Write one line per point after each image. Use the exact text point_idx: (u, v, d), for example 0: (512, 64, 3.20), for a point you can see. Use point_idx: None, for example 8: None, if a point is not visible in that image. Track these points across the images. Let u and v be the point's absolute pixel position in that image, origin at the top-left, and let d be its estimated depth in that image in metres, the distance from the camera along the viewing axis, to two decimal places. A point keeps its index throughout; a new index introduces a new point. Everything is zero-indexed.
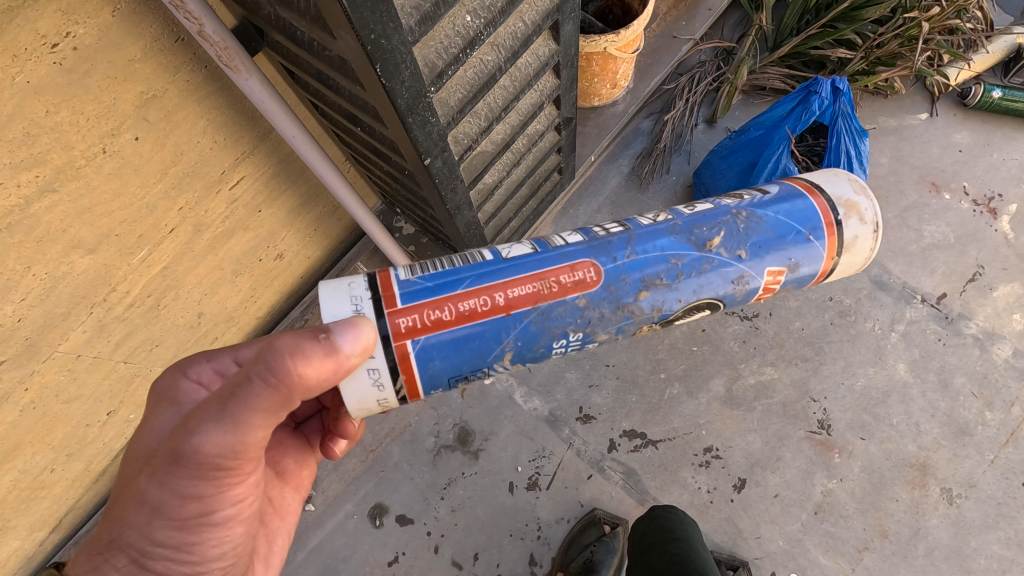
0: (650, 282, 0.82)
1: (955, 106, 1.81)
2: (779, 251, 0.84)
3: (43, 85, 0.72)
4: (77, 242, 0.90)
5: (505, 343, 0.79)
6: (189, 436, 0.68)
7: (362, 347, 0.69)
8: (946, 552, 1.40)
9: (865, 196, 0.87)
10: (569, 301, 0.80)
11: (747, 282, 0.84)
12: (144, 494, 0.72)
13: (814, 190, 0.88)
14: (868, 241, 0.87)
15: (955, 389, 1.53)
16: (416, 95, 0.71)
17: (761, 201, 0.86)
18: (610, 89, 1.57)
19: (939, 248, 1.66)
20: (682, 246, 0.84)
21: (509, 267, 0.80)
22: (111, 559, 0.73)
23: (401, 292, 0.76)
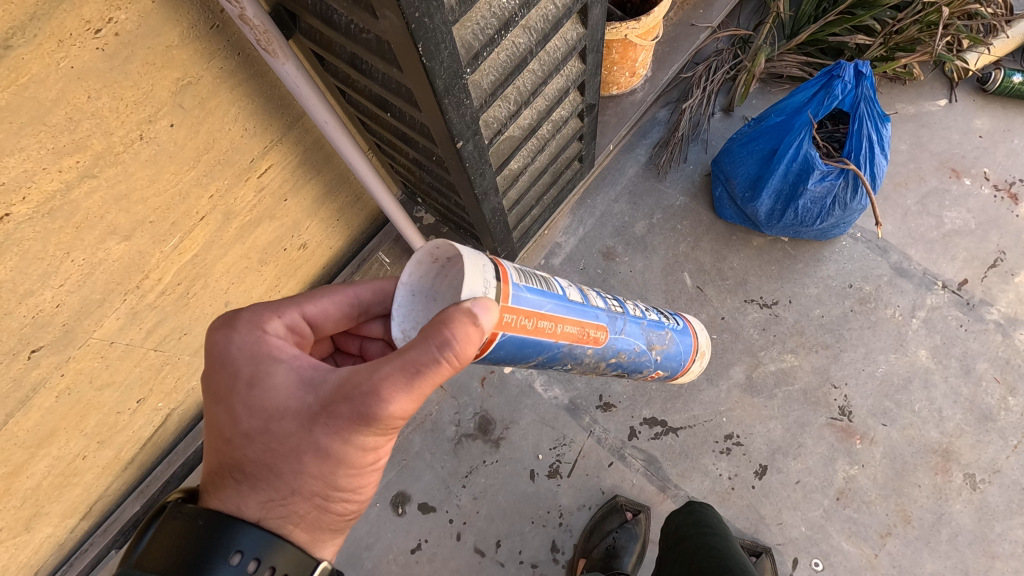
0: (620, 354, 0.99)
1: (974, 92, 1.81)
2: (672, 362, 1.15)
3: (86, 70, 0.74)
4: (113, 229, 0.91)
5: (540, 357, 0.83)
6: (381, 403, 0.61)
7: (496, 323, 0.65)
8: (969, 538, 1.40)
9: (708, 352, 1.28)
10: (585, 349, 0.89)
11: (647, 373, 1.11)
12: (323, 453, 0.65)
13: (694, 330, 1.25)
14: (698, 374, 1.30)
15: (977, 375, 1.53)
16: (453, 75, 0.73)
17: (677, 327, 1.16)
18: (629, 78, 1.57)
19: (960, 234, 1.66)
20: (642, 336, 1.03)
21: (570, 307, 0.84)
22: (292, 507, 0.66)
23: (514, 291, 0.73)
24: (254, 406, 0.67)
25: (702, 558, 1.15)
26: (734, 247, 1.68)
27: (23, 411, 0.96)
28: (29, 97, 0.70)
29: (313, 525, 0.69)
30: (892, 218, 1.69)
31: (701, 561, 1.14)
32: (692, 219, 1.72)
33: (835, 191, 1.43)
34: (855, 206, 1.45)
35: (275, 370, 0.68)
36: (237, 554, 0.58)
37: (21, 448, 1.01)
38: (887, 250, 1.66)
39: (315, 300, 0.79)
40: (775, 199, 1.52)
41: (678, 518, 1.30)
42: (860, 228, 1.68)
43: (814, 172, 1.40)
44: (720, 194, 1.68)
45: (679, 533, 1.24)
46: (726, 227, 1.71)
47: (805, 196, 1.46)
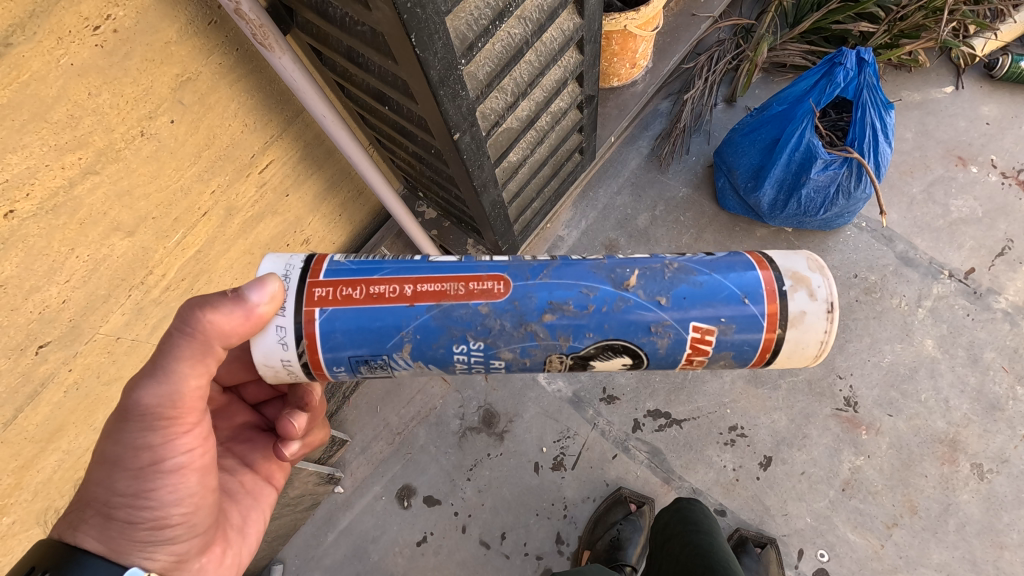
0: (557, 306, 0.75)
1: (981, 78, 1.79)
2: (709, 307, 0.74)
3: (86, 67, 0.75)
4: (117, 225, 0.92)
5: (403, 332, 0.75)
6: (131, 392, 0.74)
7: (270, 297, 0.72)
8: (977, 528, 1.39)
9: (821, 272, 0.74)
10: (473, 306, 0.75)
11: (668, 332, 0.74)
12: (101, 454, 0.76)
13: (758, 254, 0.77)
14: (819, 321, 0.73)
15: (985, 364, 1.51)
16: (448, 66, 0.74)
17: (699, 258, 0.76)
18: (629, 69, 1.56)
19: (967, 222, 1.64)
20: (599, 280, 0.76)
21: (428, 267, 0.77)
22: (81, 516, 0.75)
23: (327, 267, 0.77)
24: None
25: (690, 558, 1.13)
26: (738, 238, 1.67)
27: (32, 406, 0.97)
28: (30, 94, 0.71)
29: (104, 534, 0.74)
30: (897, 207, 1.67)
31: (690, 562, 1.12)
32: (695, 211, 1.71)
33: (839, 180, 1.42)
34: (859, 194, 1.44)
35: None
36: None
37: (30, 443, 1.01)
38: (893, 240, 1.64)
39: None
40: (779, 189, 1.51)
41: (666, 516, 1.28)
42: (866, 218, 1.67)
43: (817, 161, 1.39)
44: (723, 185, 1.67)
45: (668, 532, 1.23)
46: (729, 218, 1.70)
47: (809, 185, 1.45)
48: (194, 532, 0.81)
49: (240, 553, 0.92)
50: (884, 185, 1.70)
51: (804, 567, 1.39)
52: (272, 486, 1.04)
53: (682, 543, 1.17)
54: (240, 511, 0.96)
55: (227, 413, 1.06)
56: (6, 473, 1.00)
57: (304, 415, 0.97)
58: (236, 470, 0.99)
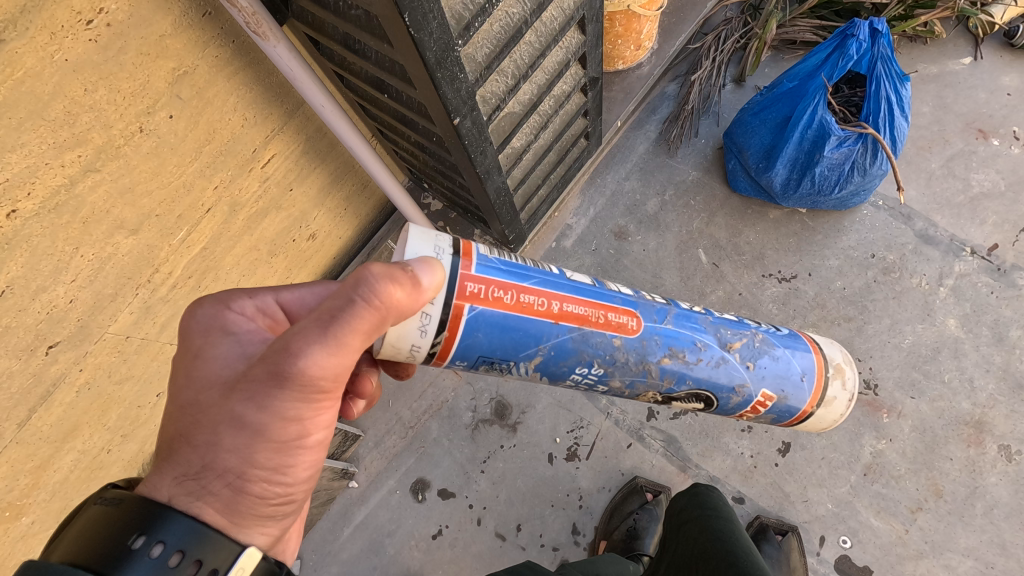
0: (675, 352, 0.83)
1: (1000, 47, 1.73)
2: (776, 378, 0.88)
3: (81, 62, 0.74)
4: (120, 223, 0.91)
5: (541, 347, 0.77)
6: (295, 357, 0.61)
7: (437, 283, 0.66)
8: (1006, 511, 1.35)
9: (851, 365, 0.93)
10: (608, 337, 0.80)
11: (745, 393, 0.88)
12: (238, 419, 0.64)
13: (813, 340, 0.93)
14: (842, 405, 0.92)
15: (1011, 343, 1.47)
16: (444, 48, 0.72)
17: (775, 332, 0.91)
18: (634, 51, 1.53)
19: (989, 197, 1.59)
20: (707, 335, 0.86)
21: (570, 286, 0.79)
22: (204, 486, 0.63)
23: (478, 260, 0.73)
24: (195, 373, 0.70)
25: (706, 542, 1.09)
26: (750, 221, 1.64)
27: (45, 407, 0.96)
28: (25, 91, 0.71)
29: (230, 508, 0.65)
30: (915, 183, 1.63)
31: (705, 546, 1.08)
32: (705, 194, 1.68)
33: (854, 156, 1.38)
34: (875, 170, 1.40)
35: (221, 344, 0.72)
36: (157, 545, 0.55)
37: (45, 444, 1.01)
38: (912, 217, 1.59)
39: (291, 289, 0.80)
40: (791, 168, 1.47)
41: (681, 500, 1.25)
42: (882, 196, 1.62)
43: (830, 138, 1.35)
44: (733, 167, 1.63)
45: (685, 516, 1.20)
46: (742, 200, 1.66)
47: (822, 163, 1.41)
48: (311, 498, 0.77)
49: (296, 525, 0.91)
50: (901, 161, 1.65)
51: (826, 554, 1.37)
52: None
53: (702, 525, 1.14)
54: None
55: None
56: (22, 474, 0.99)
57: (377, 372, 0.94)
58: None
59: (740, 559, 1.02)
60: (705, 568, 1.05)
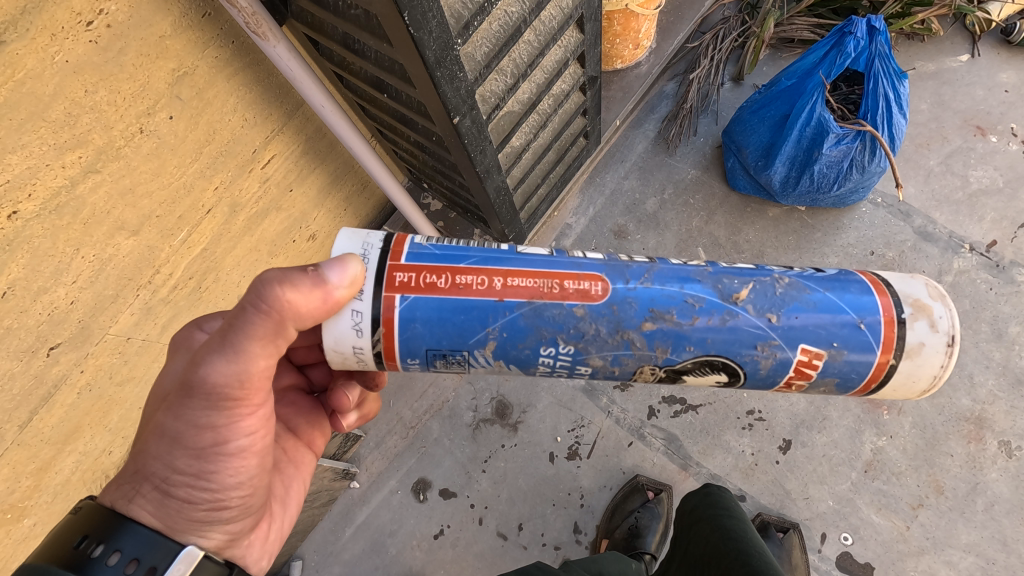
0: (659, 315, 0.75)
1: (997, 45, 1.73)
2: (819, 328, 0.74)
3: (81, 63, 0.74)
4: (121, 224, 0.91)
5: (489, 330, 0.75)
6: (197, 366, 0.70)
7: (349, 281, 0.70)
8: (1007, 506, 1.36)
9: (942, 302, 0.75)
10: (569, 307, 0.75)
11: (773, 352, 0.75)
12: (161, 428, 0.73)
13: (871, 274, 0.78)
14: (937, 355, 0.74)
15: (1010, 339, 1.47)
16: (444, 46, 0.72)
17: (811, 275, 0.77)
18: (633, 50, 1.53)
19: (987, 193, 1.60)
20: (705, 291, 0.76)
21: (515, 260, 0.77)
22: (136, 489, 0.72)
23: (408, 250, 0.76)
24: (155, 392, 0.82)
25: (717, 539, 1.07)
26: (750, 219, 1.64)
27: (47, 408, 0.96)
28: (26, 93, 0.71)
29: (160, 510, 0.72)
30: (914, 180, 1.63)
31: (717, 544, 1.06)
32: (704, 192, 1.68)
33: (852, 154, 1.39)
34: (874, 168, 1.40)
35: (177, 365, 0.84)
36: (114, 554, 0.65)
37: (47, 446, 1.01)
38: (911, 215, 1.60)
39: None
40: (790, 166, 1.47)
41: (693, 500, 1.23)
42: (881, 193, 1.63)
43: (829, 135, 1.35)
44: (732, 165, 1.64)
45: (698, 513, 1.18)
46: (741, 198, 1.66)
47: (822, 161, 1.41)
48: (252, 502, 0.81)
49: (283, 527, 0.93)
50: (900, 158, 1.66)
51: (827, 551, 1.37)
52: (313, 451, 1.04)
53: (717, 523, 1.11)
54: (283, 481, 0.96)
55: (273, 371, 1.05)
56: (23, 476, 0.99)
57: (357, 387, 1.03)
58: (283, 436, 0.99)
59: (753, 557, 0.99)
60: (717, 566, 1.02)
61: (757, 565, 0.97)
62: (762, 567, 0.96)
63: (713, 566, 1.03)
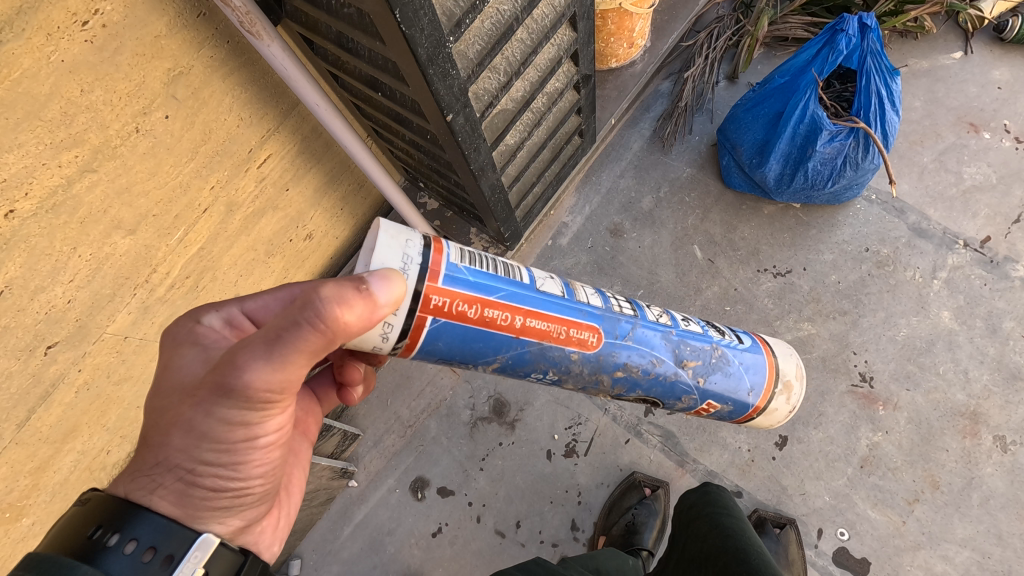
0: (629, 367, 0.89)
1: (990, 42, 1.74)
2: (726, 390, 0.96)
3: (77, 63, 0.75)
4: (118, 223, 0.92)
5: (500, 356, 0.81)
6: (238, 371, 0.63)
7: (394, 299, 0.66)
8: (1002, 501, 1.36)
9: (801, 381, 1.00)
10: (567, 352, 0.84)
11: (689, 400, 0.95)
12: (189, 422, 0.68)
13: (772, 354, 0.99)
14: (783, 414, 1.01)
15: (1004, 334, 1.48)
16: (436, 44, 0.73)
17: (734, 349, 0.96)
18: (627, 49, 1.54)
19: (981, 190, 1.61)
20: (665, 354, 0.91)
21: (537, 301, 0.81)
22: (157, 481, 0.68)
23: (445, 272, 0.73)
24: (162, 380, 0.73)
25: (715, 538, 1.03)
26: (745, 217, 1.65)
27: (45, 407, 0.97)
28: (22, 92, 0.71)
29: (184, 500, 0.68)
30: (908, 177, 1.64)
31: (714, 542, 1.02)
32: (700, 190, 1.69)
33: (845, 151, 1.39)
34: (867, 165, 1.41)
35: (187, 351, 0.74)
36: (131, 542, 0.61)
37: (45, 444, 1.01)
38: (905, 211, 1.61)
39: (255, 298, 0.80)
40: (784, 163, 1.48)
41: (691, 498, 1.19)
42: (876, 190, 1.63)
43: (822, 132, 1.36)
44: (727, 163, 1.64)
45: (697, 510, 1.14)
46: (736, 196, 1.67)
47: (815, 158, 1.42)
48: (269, 492, 0.80)
49: (291, 513, 0.92)
50: (894, 155, 1.66)
51: (824, 546, 1.37)
52: (307, 438, 1.01)
53: (718, 522, 1.07)
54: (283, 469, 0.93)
55: None
56: (22, 475, 1.00)
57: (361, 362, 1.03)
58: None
59: (751, 554, 0.96)
60: (714, 564, 0.99)
61: (755, 563, 0.93)
62: (761, 565, 0.93)
63: (710, 564, 0.99)
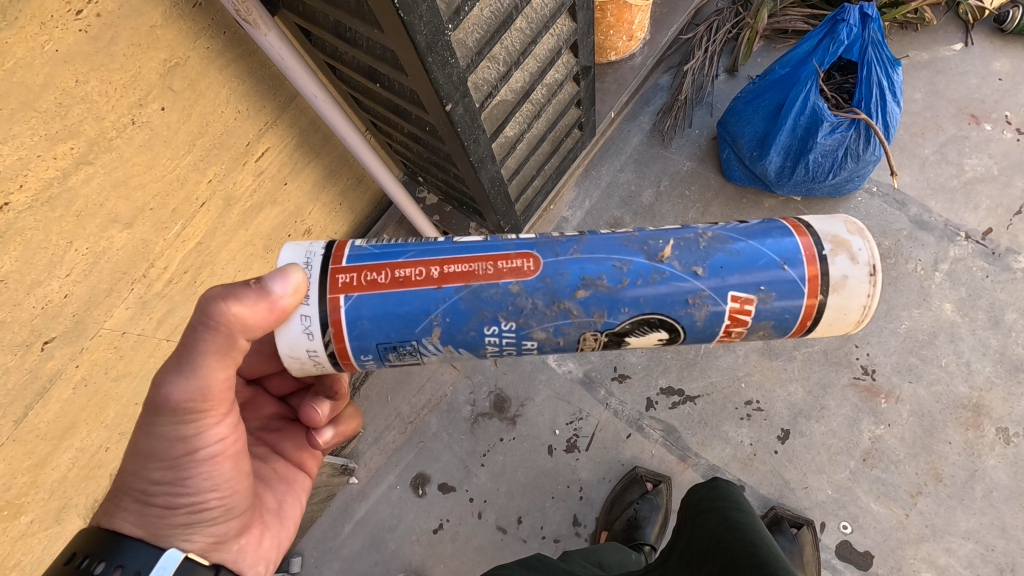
0: (591, 282, 0.79)
1: (991, 34, 1.74)
2: (745, 275, 0.78)
3: (72, 53, 0.74)
4: (114, 217, 0.91)
5: (432, 316, 0.78)
6: (160, 388, 0.72)
7: (293, 289, 0.72)
8: (1006, 493, 1.36)
9: (860, 236, 0.78)
10: (505, 285, 0.79)
11: (705, 303, 0.78)
12: (135, 445, 0.75)
13: (795, 219, 0.82)
14: (861, 285, 0.77)
15: (1007, 326, 1.48)
16: (435, 31, 0.72)
17: (734, 227, 0.81)
18: (627, 42, 1.54)
19: (982, 181, 1.60)
20: (633, 254, 0.80)
21: (452, 249, 0.80)
22: (118, 505, 0.74)
23: (349, 252, 0.80)
24: None
25: (725, 530, 0.93)
26: (746, 210, 1.64)
27: (42, 403, 0.96)
28: (16, 82, 0.71)
29: (143, 520, 0.74)
30: (909, 169, 1.63)
31: (723, 535, 0.92)
32: (700, 184, 1.68)
33: (847, 143, 1.39)
34: (869, 156, 1.40)
35: None
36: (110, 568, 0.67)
37: (43, 441, 1.00)
38: (906, 203, 1.60)
39: None
40: (785, 156, 1.47)
41: (699, 492, 1.11)
42: (877, 182, 1.63)
43: (823, 124, 1.35)
44: (728, 156, 1.64)
45: (705, 503, 1.05)
46: (736, 189, 1.67)
47: (816, 150, 1.41)
48: (234, 508, 0.80)
49: (279, 535, 0.91)
50: (895, 147, 1.66)
51: (827, 540, 1.37)
52: (306, 474, 1.03)
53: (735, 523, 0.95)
54: (275, 496, 0.95)
55: (255, 405, 1.07)
56: (19, 472, 0.99)
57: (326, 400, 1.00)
58: (269, 458, 0.99)
59: (762, 548, 0.86)
60: (722, 557, 0.88)
61: (766, 556, 0.84)
62: (773, 558, 0.83)
63: (718, 556, 0.89)
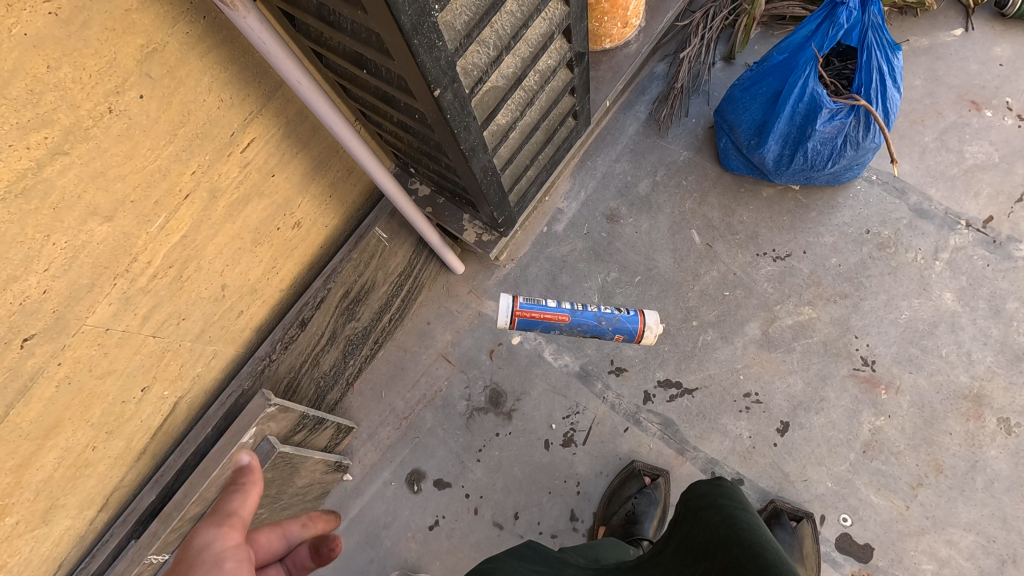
0: (580, 324, 1.33)
1: (991, 19, 1.71)
2: (616, 322, 1.35)
3: (42, 37, 0.71)
4: (93, 209, 0.88)
5: (541, 327, 1.35)
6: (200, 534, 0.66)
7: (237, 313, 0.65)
8: (1007, 484, 1.34)
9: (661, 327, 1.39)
10: (547, 319, 1.32)
11: (607, 324, 1.34)
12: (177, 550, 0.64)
13: (642, 313, 1.37)
14: (657, 327, 1.40)
15: (1008, 315, 1.46)
16: (420, 13, 0.69)
17: (624, 314, 1.36)
18: (621, 29, 1.51)
19: (983, 168, 1.58)
20: (588, 316, 1.34)
21: (552, 309, 1.32)
22: None
23: (523, 303, 1.31)
24: None
25: (729, 528, 0.89)
26: (744, 200, 1.62)
27: (24, 402, 0.92)
28: None
29: None
30: (909, 157, 1.61)
31: (726, 533, 0.88)
32: (697, 173, 1.66)
33: (846, 130, 1.36)
34: (868, 144, 1.38)
35: None
36: None
37: (27, 441, 0.96)
38: (906, 192, 1.58)
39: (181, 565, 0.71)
40: (783, 144, 1.45)
41: (700, 488, 1.06)
42: (876, 170, 1.60)
43: (822, 110, 1.33)
44: (725, 145, 1.61)
45: (709, 500, 1.00)
46: (734, 179, 1.64)
47: (815, 138, 1.38)
48: None
49: None
50: (894, 135, 1.63)
51: (827, 533, 1.35)
52: None
53: (742, 524, 0.91)
54: None
55: None
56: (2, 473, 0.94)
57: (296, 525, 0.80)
58: None
59: (766, 549, 0.83)
60: (723, 556, 0.84)
61: (771, 556, 0.80)
62: (778, 559, 0.80)
63: (719, 555, 0.85)
